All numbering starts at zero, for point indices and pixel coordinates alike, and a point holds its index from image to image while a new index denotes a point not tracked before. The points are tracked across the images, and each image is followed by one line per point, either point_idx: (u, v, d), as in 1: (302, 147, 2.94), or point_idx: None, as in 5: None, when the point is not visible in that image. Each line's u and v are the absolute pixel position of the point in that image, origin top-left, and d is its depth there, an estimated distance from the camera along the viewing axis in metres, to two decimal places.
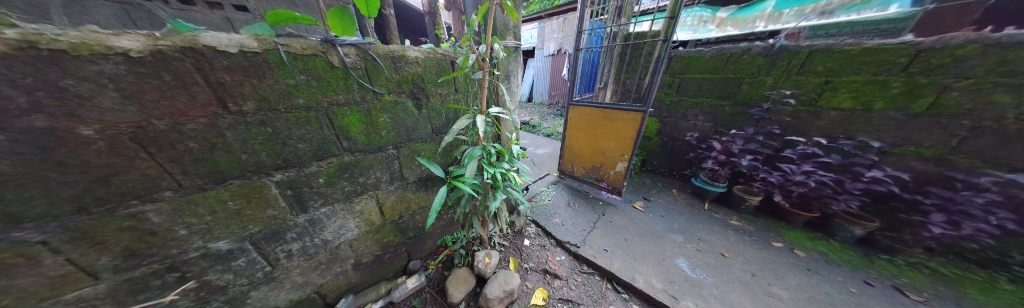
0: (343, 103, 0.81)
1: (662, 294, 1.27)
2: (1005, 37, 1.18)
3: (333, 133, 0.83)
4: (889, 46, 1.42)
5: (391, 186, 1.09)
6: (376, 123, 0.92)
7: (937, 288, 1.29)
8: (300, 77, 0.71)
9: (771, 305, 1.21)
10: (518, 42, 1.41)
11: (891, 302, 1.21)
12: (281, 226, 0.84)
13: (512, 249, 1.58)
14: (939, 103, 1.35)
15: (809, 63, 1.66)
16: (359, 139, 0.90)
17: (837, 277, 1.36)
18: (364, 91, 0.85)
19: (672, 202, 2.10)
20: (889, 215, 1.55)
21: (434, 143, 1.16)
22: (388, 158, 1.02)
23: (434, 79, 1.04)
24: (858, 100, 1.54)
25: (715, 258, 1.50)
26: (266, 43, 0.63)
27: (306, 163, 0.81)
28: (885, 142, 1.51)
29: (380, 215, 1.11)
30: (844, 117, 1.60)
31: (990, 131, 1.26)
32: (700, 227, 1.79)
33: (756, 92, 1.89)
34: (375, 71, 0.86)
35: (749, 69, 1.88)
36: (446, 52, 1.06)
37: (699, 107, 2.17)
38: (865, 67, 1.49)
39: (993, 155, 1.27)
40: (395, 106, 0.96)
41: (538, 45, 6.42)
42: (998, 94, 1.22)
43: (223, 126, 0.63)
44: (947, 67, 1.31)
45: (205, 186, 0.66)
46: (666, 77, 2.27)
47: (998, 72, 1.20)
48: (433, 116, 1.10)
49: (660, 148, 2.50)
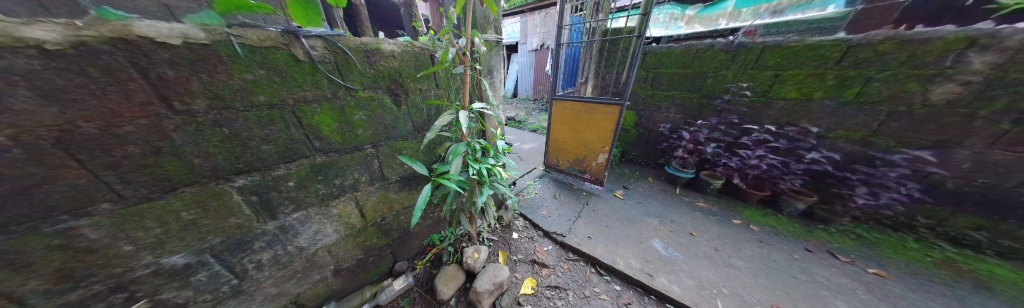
0: (312, 100, 0.76)
1: (639, 273, 1.37)
2: (914, 35, 1.39)
3: (303, 133, 0.78)
4: (826, 43, 1.61)
5: (372, 186, 1.05)
6: (351, 121, 0.88)
7: (860, 250, 1.52)
8: (260, 71, 0.65)
9: (732, 274, 1.35)
10: (500, 36, 1.40)
11: (825, 264, 1.41)
12: (246, 235, 0.78)
13: (501, 243, 1.62)
14: (865, 92, 1.56)
15: (763, 58, 1.83)
16: (333, 138, 0.86)
17: (784, 246, 1.56)
18: (335, 86, 0.80)
19: (649, 189, 2.25)
20: (825, 190, 1.80)
21: (417, 141, 1.14)
22: (366, 158, 0.98)
23: (414, 74, 1.01)
24: (801, 90, 1.75)
25: (685, 238, 1.64)
26: (215, 34, 0.56)
27: (274, 165, 0.75)
28: (822, 127, 1.74)
29: (361, 218, 1.07)
30: (790, 106, 1.81)
31: (902, 115, 1.49)
32: (673, 210, 1.94)
33: (720, 85, 2.05)
34: (347, 65, 0.81)
35: (712, 65, 2.04)
36: (425, 45, 1.03)
37: (671, 100, 2.31)
38: (807, 61, 1.69)
39: (905, 136, 1.51)
40: (371, 103, 0.91)
41: (522, 40, 6.39)
42: (908, 84, 1.44)
43: (169, 127, 0.56)
44: (873, 60, 1.51)
45: (152, 196, 0.59)
46: (642, 72, 2.39)
47: (909, 64, 1.42)
48: (414, 112, 1.07)
49: (638, 139, 2.65)
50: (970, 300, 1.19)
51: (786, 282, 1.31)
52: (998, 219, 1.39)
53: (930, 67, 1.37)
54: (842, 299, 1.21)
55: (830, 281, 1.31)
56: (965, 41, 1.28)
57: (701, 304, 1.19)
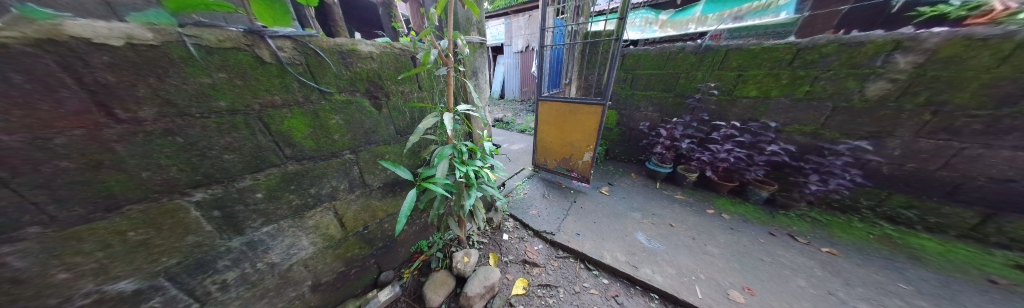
0: (281, 104, 0.72)
1: (625, 266, 1.42)
2: (851, 39, 1.58)
3: (271, 140, 0.72)
4: (779, 46, 1.79)
5: (352, 194, 1.01)
6: (326, 126, 0.83)
7: (815, 232, 1.69)
8: (219, 74, 0.59)
9: (708, 261, 1.45)
10: (483, 38, 1.40)
11: (787, 246, 1.56)
12: (208, 254, 0.71)
13: (491, 245, 1.61)
14: (813, 89, 1.75)
15: (728, 60, 1.98)
16: (306, 145, 0.81)
17: (751, 232, 1.70)
18: (307, 89, 0.76)
19: (632, 184, 2.35)
20: (784, 179, 1.98)
21: (400, 145, 1.10)
22: (345, 164, 0.94)
23: (394, 76, 0.98)
24: (761, 88, 1.92)
25: (665, 229, 1.73)
26: (164, 34, 0.51)
27: (238, 176, 0.70)
28: (779, 122, 1.92)
29: (341, 228, 1.01)
30: (752, 103, 1.98)
31: (844, 110, 1.68)
32: (654, 203, 2.04)
33: (692, 85, 2.19)
34: (320, 67, 0.77)
35: (684, 66, 2.18)
36: (405, 46, 1.00)
37: (649, 99, 2.44)
38: (764, 62, 1.86)
39: (847, 128, 1.70)
40: (348, 106, 0.87)
41: (507, 41, 6.41)
42: (847, 82, 1.63)
43: (111, 138, 0.50)
44: (818, 61, 1.69)
45: (91, 216, 0.53)
46: (622, 73, 2.50)
47: (848, 64, 1.61)
48: (396, 115, 1.04)
49: (620, 137, 2.76)
50: (903, 270, 1.36)
51: (755, 264, 1.42)
52: (924, 198, 1.60)
53: (863, 67, 1.57)
54: (802, 276, 1.34)
55: (791, 261, 1.45)
56: (892, 44, 1.47)
57: (682, 291, 1.26)
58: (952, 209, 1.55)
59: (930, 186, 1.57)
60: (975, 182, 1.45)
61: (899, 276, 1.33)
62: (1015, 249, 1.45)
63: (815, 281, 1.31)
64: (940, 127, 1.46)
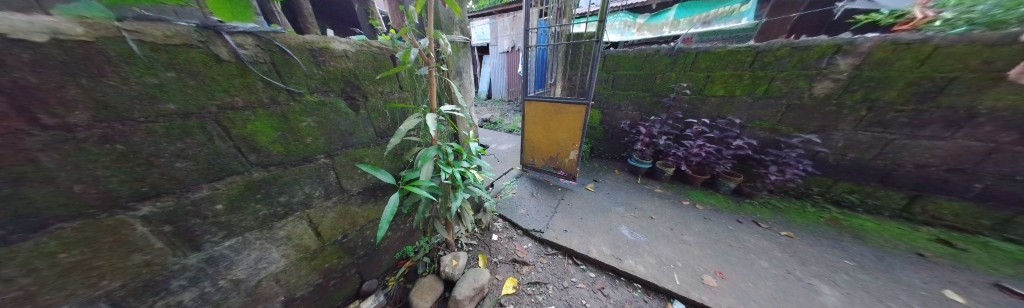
0: (244, 106, 0.66)
1: (610, 259, 1.47)
2: (801, 43, 1.75)
3: (232, 145, 0.66)
4: (741, 49, 1.95)
5: (329, 201, 0.95)
6: (297, 129, 0.78)
7: (775, 217, 1.87)
8: (167, 74, 0.53)
9: (685, 249, 1.54)
10: (467, 37, 1.39)
11: (753, 232, 1.70)
12: (159, 274, 0.64)
13: (480, 247, 1.60)
14: (770, 89, 1.93)
15: (698, 61, 2.12)
16: (275, 150, 0.75)
17: (721, 220, 1.83)
18: (274, 90, 0.70)
19: (616, 180, 2.44)
20: (748, 171, 2.17)
21: (380, 147, 1.06)
22: (320, 169, 0.88)
23: (372, 76, 0.94)
24: (726, 88, 2.08)
25: (646, 221, 1.81)
26: (99, 30, 0.45)
27: (194, 186, 0.63)
28: (743, 119, 2.09)
29: (317, 238, 0.95)
30: (721, 102, 2.14)
31: (797, 107, 1.87)
32: (636, 198, 2.13)
33: (667, 85, 2.32)
34: (288, 66, 0.71)
35: (660, 67, 2.30)
36: (384, 45, 0.96)
37: (629, 98, 2.55)
38: (729, 64, 2.01)
39: (799, 123, 1.90)
40: (321, 108, 0.82)
41: (492, 41, 6.39)
42: (799, 81, 1.82)
43: (34, 147, 0.43)
44: (774, 63, 1.86)
45: (11, 237, 0.45)
46: (603, 73, 2.60)
47: (799, 66, 1.79)
48: (375, 117, 1.00)
49: (604, 135, 2.85)
50: (847, 247, 1.54)
51: (725, 250, 1.54)
52: (863, 184, 1.82)
53: (811, 68, 1.76)
54: (765, 258, 1.47)
55: (756, 245, 1.58)
56: (834, 47, 1.66)
57: (662, 279, 1.33)
58: (886, 192, 1.77)
59: (867, 173, 1.79)
60: (903, 168, 1.68)
61: (844, 254, 1.50)
62: (933, 225, 1.69)
63: (776, 262, 1.44)
64: (874, 121, 1.67)
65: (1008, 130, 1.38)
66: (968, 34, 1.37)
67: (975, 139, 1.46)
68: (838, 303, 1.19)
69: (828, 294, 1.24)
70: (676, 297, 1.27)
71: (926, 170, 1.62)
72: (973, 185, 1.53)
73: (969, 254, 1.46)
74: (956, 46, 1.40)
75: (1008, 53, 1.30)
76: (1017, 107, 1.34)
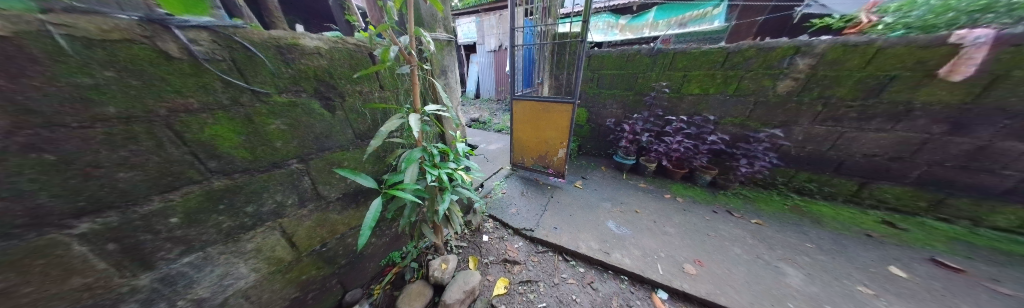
0: (200, 109, 0.60)
1: (597, 253, 1.51)
2: (766, 44, 1.89)
3: (187, 151, 0.60)
4: (714, 50, 2.06)
5: (304, 209, 0.90)
6: (264, 133, 0.72)
7: (747, 206, 2.00)
8: (105, 73, 0.47)
9: (667, 240, 1.61)
10: (451, 35, 1.37)
11: (728, 221, 1.81)
12: (104, 298, 0.57)
13: (470, 248, 1.58)
14: (740, 87, 2.06)
15: (676, 61, 2.22)
16: (238, 155, 0.68)
17: (700, 211, 1.94)
18: (235, 90, 0.64)
19: (603, 177, 2.50)
20: (723, 164, 2.31)
21: (359, 150, 1.01)
22: (292, 175, 0.82)
23: (349, 74, 0.89)
24: (701, 87, 2.20)
25: (631, 215, 1.88)
26: (17, 23, 0.37)
27: (143, 198, 0.56)
28: (717, 116, 2.22)
29: (292, 248, 0.89)
30: (697, 99, 2.25)
31: (763, 104, 2.02)
32: (622, 193, 2.20)
33: (648, 84, 2.42)
34: (251, 64, 0.65)
35: (641, 66, 2.39)
36: (361, 42, 0.92)
37: (613, 97, 2.62)
38: (703, 64, 2.12)
39: (765, 119, 2.05)
40: (292, 109, 0.76)
41: (479, 40, 6.32)
42: (765, 80, 1.96)
43: None
44: (742, 63, 1.99)
45: None
46: (588, 73, 2.65)
47: (765, 66, 1.92)
48: (353, 118, 0.95)
49: (590, 133, 2.92)
50: (808, 231, 1.69)
51: (703, 239, 1.63)
52: (820, 173, 2.00)
53: (775, 67, 1.90)
54: (738, 245, 1.57)
55: (731, 233, 1.68)
56: (794, 49, 1.81)
57: (647, 270, 1.38)
58: (840, 180, 1.95)
59: (824, 163, 1.97)
60: (853, 158, 1.86)
61: (807, 237, 1.63)
62: (879, 208, 1.89)
63: (748, 248, 1.55)
64: (828, 116, 1.84)
65: (937, 122, 1.58)
66: (905, 37, 1.53)
67: (911, 130, 1.65)
68: (802, 283, 1.30)
69: (792, 275, 1.35)
70: (659, 286, 1.32)
71: (872, 159, 1.81)
72: (911, 172, 1.73)
73: (908, 233, 1.64)
74: (895, 47, 1.56)
75: (937, 54, 1.48)
76: (942, 102, 1.54)
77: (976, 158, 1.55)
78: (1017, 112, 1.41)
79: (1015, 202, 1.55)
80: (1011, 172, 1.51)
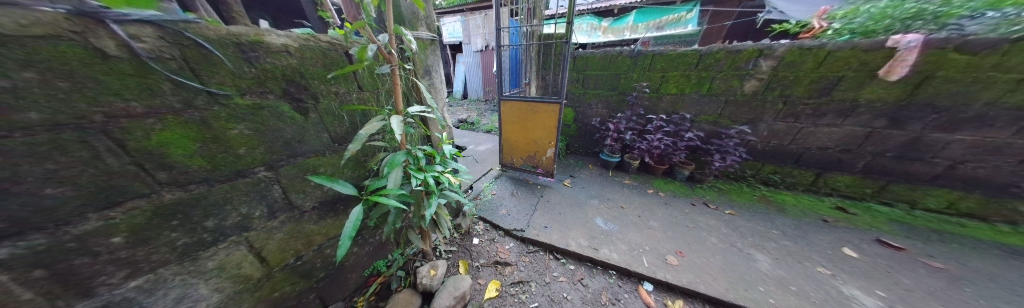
0: (146, 113, 0.52)
1: (586, 250, 1.53)
2: (734, 47, 2.03)
3: (131, 162, 0.53)
4: (688, 52, 2.18)
5: (275, 221, 0.83)
6: (225, 139, 0.65)
7: (723, 198, 2.13)
8: (24, 74, 0.39)
9: (651, 234, 1.68)
10: (434, 35, 1.34)
11: (706, 213, 1.91)
12: None
13: (460, 252, 1.54)
14: (712, 87, 2.19)
15: (655, 62, 2.32)
16: (193, 164, 0.61)
17: (680, 204, 2.04)
18: (188, 92, 0.57)
19: (591, 174, 2.55)
20: (699, 159, 2.44)
21: (336, 156, 0.96)
22: (259, 184, 0.76)
23: (323, 74, 0.85)
24: (677, 86, 2.31)
25: (617, 211, 1.93)
26: None
27: (77, 217, 0.49)
28: (694, 114, 2.35)
29: (262, 264, 0.83)
30: (675, 99, 2.37)
31: (732, 102, 2.16)
32: (609, 190, 2.26)
33: (630, 84, 2.51)
34: (207, 63, 0.59)
35: (623, 67, 2.48)
36: (336, 40, 0.87)
37: (598, 97, 2.69)
38: (680, 65, 2.24)
39: (736, 116, 2.19)
40: (257, 112, 0.70)
41: (465, 40, 6.24)
42: (734, 80, 2.09)
43: None
44: (713, 64, 2.12)
45: None
46: (573, 73, 2.71)
47: (733, 67, 2.06)
48: (329, 121, 0.90)
49: (577, 132, 2.98)
50: (775, 219, 1.83)
51: (683, 231, 1.71)
52: (784, 165, 2.17)
53: (742, 69, 2.03)
54: (715, 235, 1.66)
55: (708, 224, 1.78)
56: (757, 52, 1.96)
57: (633, 264, 1.43)
58: (801, 172, 2.13)
59: (786, 156, 2.14)
60: (811, 151, 2.04)
61: (775, 225, 1.76)
62: (834, 195, 2.08)
63: (723, 237, 1.65)
64: (789, 113, 2.01)
65: (879, 117, 1.77)
66: (850, 41, 1.70)
67: (858, 125, 1.84)
68: (770, 267, 1.40)
69: (762, 261, 1.45)
70: (645, 278, 1.37)
71: (826, 152, 2.00)
72: (859, 162, 1.92)
73: (857, 217, 1.83)
74: (843, 50, 1.73)
75: (876, 57, 1.65)
76: (882, 99, 1.73)
77: (910, 149, 1.76)
78: (942, 107, 1.61)
79: (943, 186, 1.77)
80: (939, 160, 1.72)
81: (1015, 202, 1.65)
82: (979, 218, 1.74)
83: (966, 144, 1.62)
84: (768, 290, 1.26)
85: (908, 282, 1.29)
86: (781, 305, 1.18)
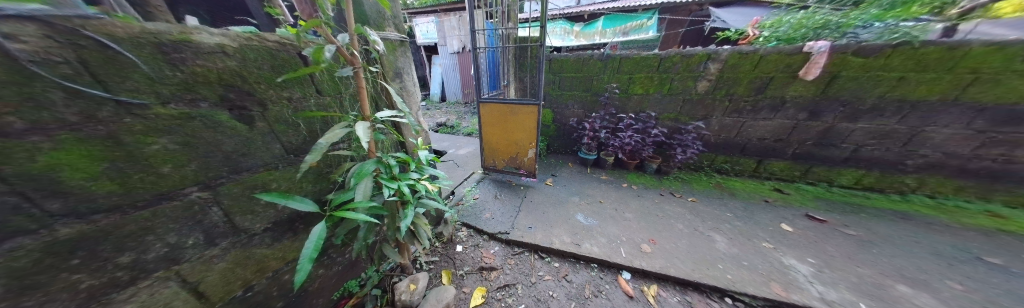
0: (28, 131, 0.41)
1: (569, 246, 1.57)
2: (688, 51, 2.24)
3: (9, 192, 0.41)
4: (651, 56, 2.37)
5: (215, 249, 0.72)
6: (144, 156, 0.55)
7: (687, 188, 2.32)
8: None
9: (627, 225, 1.77)
10: (403, 35, 1.28)
11: (674, 202, 2.08)
12: None
13: (442, 261, 1.48)
14: (672, 87, 2.40)
15: (623, 65, 2.48)
16: (99, 188, 0.51)
17: (651, 196, 2.19)
18: (89, 102, 0.47)
19: (571, 173, 2.63)
20: (665, 153, 2.65)
21: (291, 169, 0.86)
22: (193, 208, 0.65)
23: (272, 78, 0.76)
24: (643, 87, 2.49)
25: (596, 206, 2.01)
26: None
27: None
28: (658, 112, 2.54)
29: (200, 299, 0.71)
30: (642, 98, 2.54)
31: (689, 101, 2.39)
32: (588, 186, 2.35)
33: (601, 85, 2.64)
34: (113, 65, 0.49)
35: (594, 70, 2.61)
36: (286, 40, 0.79)
37: (573, 98, 2.80)
38: (645, 67, 2.41)
39: (693, 113, 2.42)
40: (188, 123, 0.60)
41: (440, 41, 6.08)
42: (691, 80, 2.31)
43: None
44: (671, 67, 2.32)
45: None
46: (549, 75, 2.78)
47: (689, 69, 2.28)
48: (281, 130, 0.81)
49: (556, 132, 3.06)
50: (728, 203, 2.05)
51: (655, 220, 1.84)
52: (734, 155, 2.45)
53: (696, 70, 2.26)
54: (681, 222, 1.81)
55: (676, 212, 1.94)
56: (707, 56, 2.18)
57: (613, 255, 1.49)
58: (747, 160, 2.42)
59: (735, 147, 2.42)
60: (753, 142, 2.34)
61: (730, 209, 1.97)
62: (772, 179, 2.40)
63: (689, 223, 1.80)
64: (734, 110, 2.28)
65: (802, 111, 2.09)
66: (777, 47, 1.99)
67: (787, 118, 2.15)
68: (727, 247, 1.56)
69: (720, 241, 1.61)
70: (623, 268, 1.43)
71: (764, 142, 2.30)
72: (789, 150, 2.25)
73: (791, 197, 2.13)
74: (772, 55, 2.01)
75: (797, 60, 1.95)
76: (803, 95, 2.04)
77: (826, 137, 2.10)
78: (846, 101, 1.94)
79: (852, 166, 2.14)
80: (847, 145, 2.08)
81: (901, 176, 2.04)
82: (878, 190, 2.13)
83: (865, 131, 1.98)
84: (726, 267, 1.40)
85: (831, 249, 1.53)
86: (738, 280, 1.32)
